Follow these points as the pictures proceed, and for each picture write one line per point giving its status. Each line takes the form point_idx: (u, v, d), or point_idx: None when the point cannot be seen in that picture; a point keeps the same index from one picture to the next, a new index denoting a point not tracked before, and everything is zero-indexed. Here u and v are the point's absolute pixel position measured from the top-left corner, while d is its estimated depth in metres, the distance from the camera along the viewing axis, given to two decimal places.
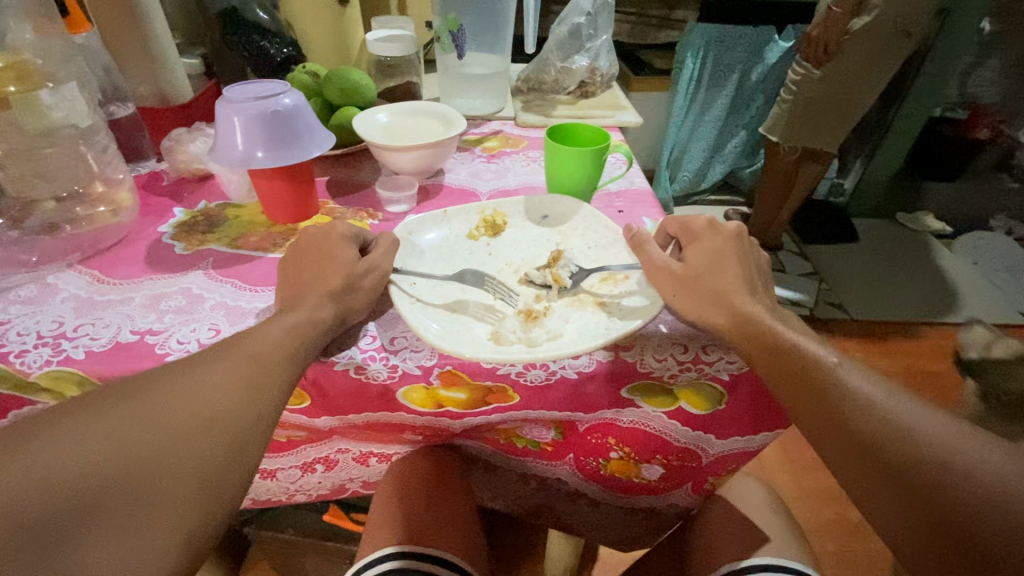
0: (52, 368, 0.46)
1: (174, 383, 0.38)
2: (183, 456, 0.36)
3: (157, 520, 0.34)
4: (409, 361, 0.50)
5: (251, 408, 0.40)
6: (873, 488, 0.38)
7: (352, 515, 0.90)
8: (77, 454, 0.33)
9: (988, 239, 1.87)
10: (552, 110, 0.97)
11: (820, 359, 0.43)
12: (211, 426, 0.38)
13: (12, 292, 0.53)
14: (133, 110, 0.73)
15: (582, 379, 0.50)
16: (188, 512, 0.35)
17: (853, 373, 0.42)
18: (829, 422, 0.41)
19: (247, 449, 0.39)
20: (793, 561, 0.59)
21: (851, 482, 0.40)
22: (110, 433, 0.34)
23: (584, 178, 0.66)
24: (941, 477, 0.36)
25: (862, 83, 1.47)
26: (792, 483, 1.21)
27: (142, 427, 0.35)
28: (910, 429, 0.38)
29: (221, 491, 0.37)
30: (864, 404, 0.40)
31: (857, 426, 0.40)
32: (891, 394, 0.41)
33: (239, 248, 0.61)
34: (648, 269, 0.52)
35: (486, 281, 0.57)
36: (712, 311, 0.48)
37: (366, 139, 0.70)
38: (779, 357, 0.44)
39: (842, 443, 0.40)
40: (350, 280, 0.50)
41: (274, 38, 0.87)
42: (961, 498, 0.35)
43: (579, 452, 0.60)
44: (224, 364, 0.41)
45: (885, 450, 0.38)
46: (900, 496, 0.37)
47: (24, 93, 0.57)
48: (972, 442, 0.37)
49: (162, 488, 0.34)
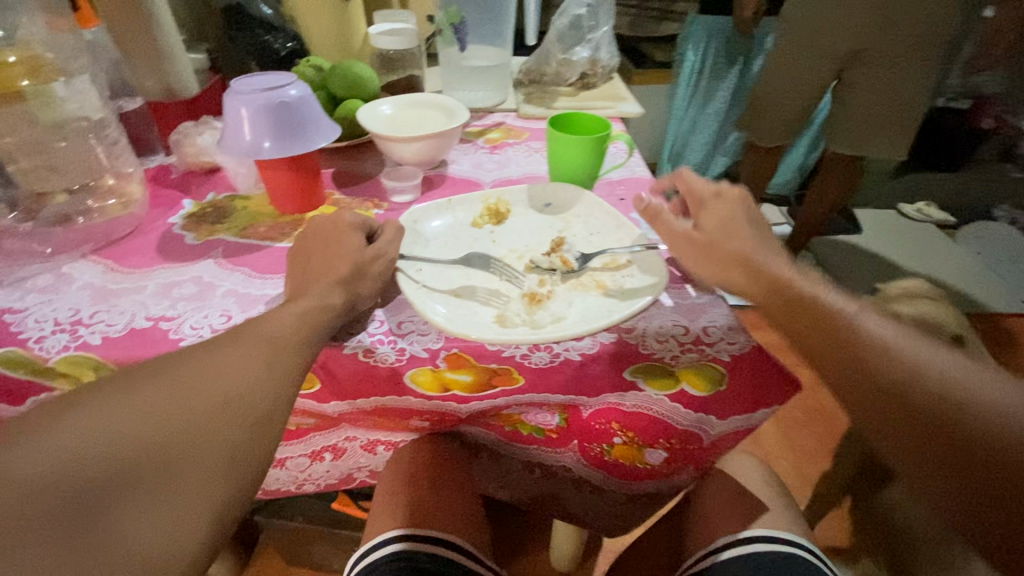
0: (70, 353, 0.47)
1: (197, 363, 0.40)
2: (211, 429, 0.37)
3: (190, 490, 0.35)
4: (416, 345, 0.52)
5: (272, 385, 0.41)
6: (920, 459, 0.37)
7: (359, 503, 0.91)
8: (111, 426, 0.34)
9: (990, 228, 1.90)
10: (553, 102, 0.98)
11: (841, 312, 0.43)
12: (234, 405, 0.39)
13: (29, 281, 0.55)
14: (140, 105, 0.76)
15: (585, 361, 0.52)
16: (218, 483, 0.36)
17: (871, 321, 0.42)
18: (851, 365, 0.40)
19: (271, 429, 0.40)
20: (794, 534, 0.61)
21: (883, 445, 0.39)
22: (140, 408, 0.35)
23: (587, 166, 0.67)
24: (961, 410, 0.36)
25: (885, 72, 1.44)
26: (794, 471, 1.21)
27: (171, 404, 0.37)
28: (937, 377, 0.38)
29: (244, 469, 0.38)
30: (883, 344, 0.40)
31: (887, 374, 0.39)
32: (905, 332, 0.41)
33: (248, 238, 0.62)
34: (671, 238, 0.54)
35: (490, 264, 0.59)
36: (731, 272, 0.50)
37: (369, 130, 0.71)
38: (790, 300, 0.45)
39: (867, 392, 0.39)
40: (358, 266, 0.51)
41: (278, 33, 0.88)
42: (1007, 449, 0.34)
43: (582, 438, 0.61)
44: (244, 346, 0.42)
45: (885, 381, 0.39)
46: (898, 420, 0.38)
47: (36, 86, 0.59)
48: (978, 374, 0.38)
49: (189, 464, 0.35)
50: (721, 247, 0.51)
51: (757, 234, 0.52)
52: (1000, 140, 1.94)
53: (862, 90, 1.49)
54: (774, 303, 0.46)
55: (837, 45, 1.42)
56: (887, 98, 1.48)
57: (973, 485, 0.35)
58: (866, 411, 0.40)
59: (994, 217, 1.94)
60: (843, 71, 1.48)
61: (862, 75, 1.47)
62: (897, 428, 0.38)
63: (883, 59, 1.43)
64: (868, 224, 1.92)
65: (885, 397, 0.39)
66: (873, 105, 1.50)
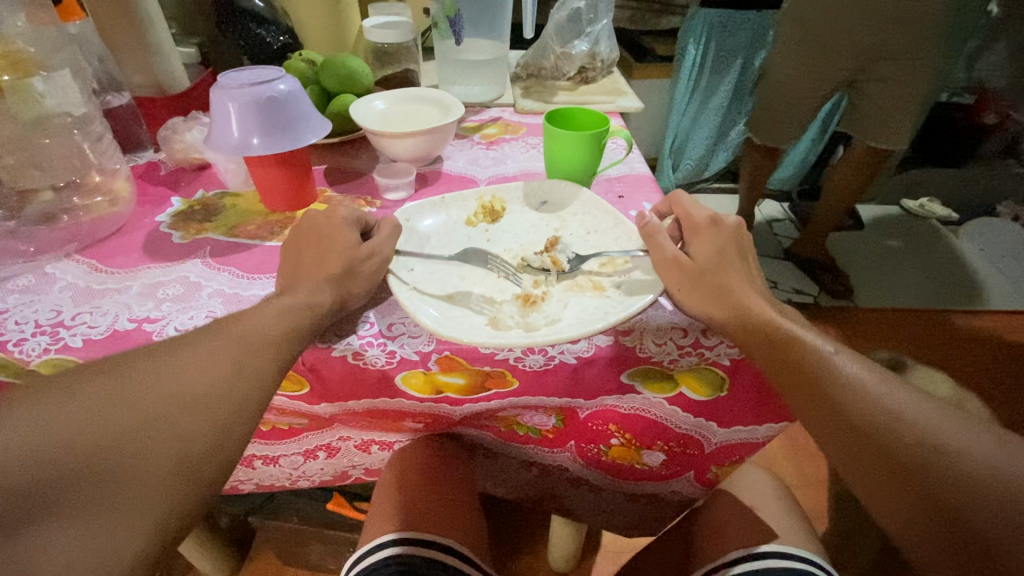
0: (51, 356, 0.46)
1: (161, 363, 0.39)
2: (169, 432, 0.36)
3: (136, 495, 0.34)
4: (406, 347, 0.49)
5: (238, 388, 0.40)
6: (888, 498, 0.40)
7: (354, 504, 0.89)
8: (58, 424, 0.33)
9: (995, 225, 1.89)
10: (552, 96, 0.96)
11: (819, 350, 0.45)
12: (194, 407, 0.38)
13: (10, 281, 0.53)
14: (129, 100, 0.73)
15: (581, 364, 0.50)
16: (168, 489, 0.35)
17: (848, 362, 0.44)
18: (832, 414, 0.42)
19: (232, 433, 0.39)
20: (807, 549, 0.60)
21: (856, 483, 0.42)
22: (93, 407, 0.34)
23: (584, 162, 0.66)
24: (929, 456, 0.38)
25: (905, 68, 1.41)
26: (795, 470, 1.18)
27: (124, 404, 0.35)
28: (908, 420, 0.40)
29: (199, 474, 0.36)
30: (861, 392, 0.42)
31: (860, 417, 0.41)
32: (885, 381, 0.43)
33: (237, 236, 0.61)
34: (658, 260, 0.51)
35: (488, 259, 0.57)
36: (714, 305, 0.48)
37: (362, 126, 0.69)
38: (774, 344, 0.46)
39: (841, 435, 0.42)
40: (349, 266, 0.49)
41: (270, 26, 0.86)
42: (967, 497, 0.36)
43: (580, 439, 0.60)
44: (213, 346, 0.41)
45: (867, 434, 0.41)
46: (883, 478, 0.40)
47: (15, 81, 0.57)
48: (959, 426, 0.39)
49: (140, 467, 0.34)
50: (709, 278, 0.49)
51: (746, 271, 0.50)
52: (1004, 136, 1.88)
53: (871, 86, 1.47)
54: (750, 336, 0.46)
55: (859, 43, 1.39)
56: (899, 96, 1.45)
57: (937, 527, 0.37)
58: (840, 452, 0.42)
59: (998, 213, 1.94)
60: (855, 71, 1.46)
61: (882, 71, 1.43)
62: (868, 470, 0.40)
63: (900, 57, 1.39)
64: (870, 218, 1.95)
65: (858, 439, 0.41)
66: (884, 100, 1.48)
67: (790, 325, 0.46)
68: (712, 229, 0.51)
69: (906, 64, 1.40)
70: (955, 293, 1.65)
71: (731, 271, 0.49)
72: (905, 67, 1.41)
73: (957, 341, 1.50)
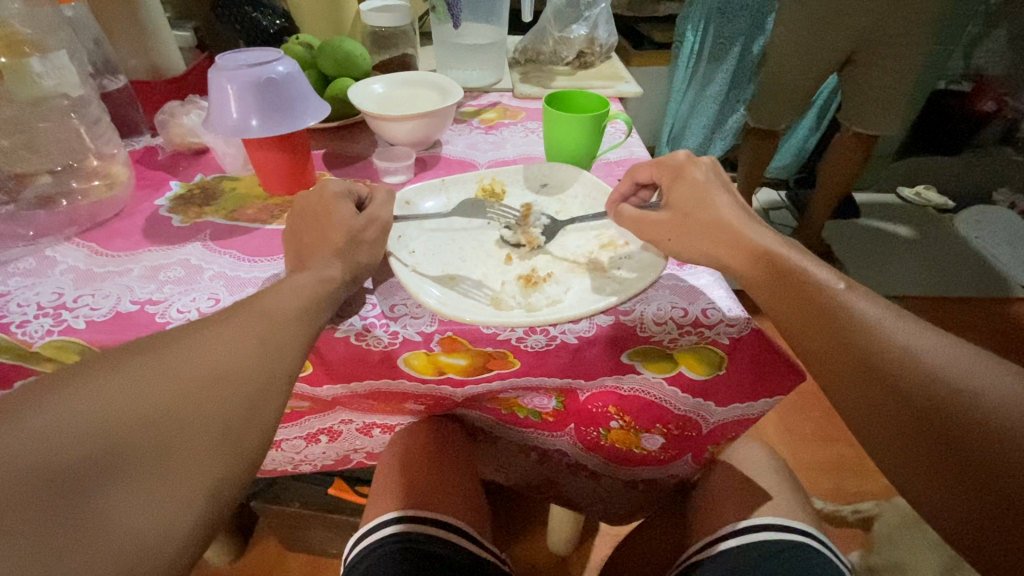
0: (54, 338, 0.46)
1: (187, 342, 0.38)
2: (201, 408, 0.36)
3: (178, 471, 0.33)
4: (409, 328, 0.49)
5: (266, 364, 0.40)
6: (890, 437, 0.38)
7: (357, 488, 0.90)
8: (94, 408, 0.32)
9: (991, 212, 1.92)
10: (550, 81, 0.96)
11: (829, 286, 0.43)
12: (228, 382, 0.37)
13: (11, 264, 0.53)
14: (125, 84, 0.72)
15: (582, 344, 0.50)
16: (208, 465, 0.34)
17: (860, 299, 0.42)
18: (840, 348, 0.41)
19: (267, 404, 0.39)
20: (799, 522, 0.61)
21: (863, 427, 0.40)
22: (128, 385, 0.34)
23: (585, 144, 0.66)
24: (950, 399, 0.36)
25: (898, 56, 1.41)
26: (792, 454, 1.18)
27: (158, 383, 0.35)
28: (928, 361, 0.38)
29: (240, 447, 0.37)
30: (872, 327, 0.40)
31: (878, 358, 0.39)
32: (899, 319, 0.41)
33: (237, 219, 0.61)
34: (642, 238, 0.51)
35: (487, 209, 0.62)
36: None
37: (361, 109, 0.69)
38: (789, 284, 0.44)
39: (852, 373, 0.40)
40: (352, 235, 0.49)
41: (265, 10, 0.86)
42: (976, 436, 0.34)
43: (580, 422, 0.61)
44: (236, 324, 0.41)
45: (879, 368, 0.39)
46: (890, 414, 0.38)
47: (13, 62, 0.57)
48: (984, 366, 0.37)
49: (184, 443, 0.34)
50: (704, 220, 0.49)
51: (754, 231, 0.48)
52: (1002, 123, 1.89)
53: (870, 73, 1.47)
54: (760, 277, 0.46)
55: (858, 28, 1.38)
56: (890, 84, 1.47)
57: (950, 471, 0.35)
58: (850, 392, 0.40)
59: (994, 201, 1.97)
60: (852, 53, 1.45)
61: (873, 58, 1.44)
62: (875, 404, 0.39)
63: (901, 42, 1.39)
64: (868, 206, 1.96)
65: (870, 373, 0.39)
66: (888, 90, 1.48)
67: (799, 260, 0.45)
68: (689, 176, 0.53)
69: (900, 54, 1.41)
70: (953, 282, 1.66)
71: (723, 237, 0.48)
72: (899, 57, 1.41)
73: (952, 326, 1.52)
